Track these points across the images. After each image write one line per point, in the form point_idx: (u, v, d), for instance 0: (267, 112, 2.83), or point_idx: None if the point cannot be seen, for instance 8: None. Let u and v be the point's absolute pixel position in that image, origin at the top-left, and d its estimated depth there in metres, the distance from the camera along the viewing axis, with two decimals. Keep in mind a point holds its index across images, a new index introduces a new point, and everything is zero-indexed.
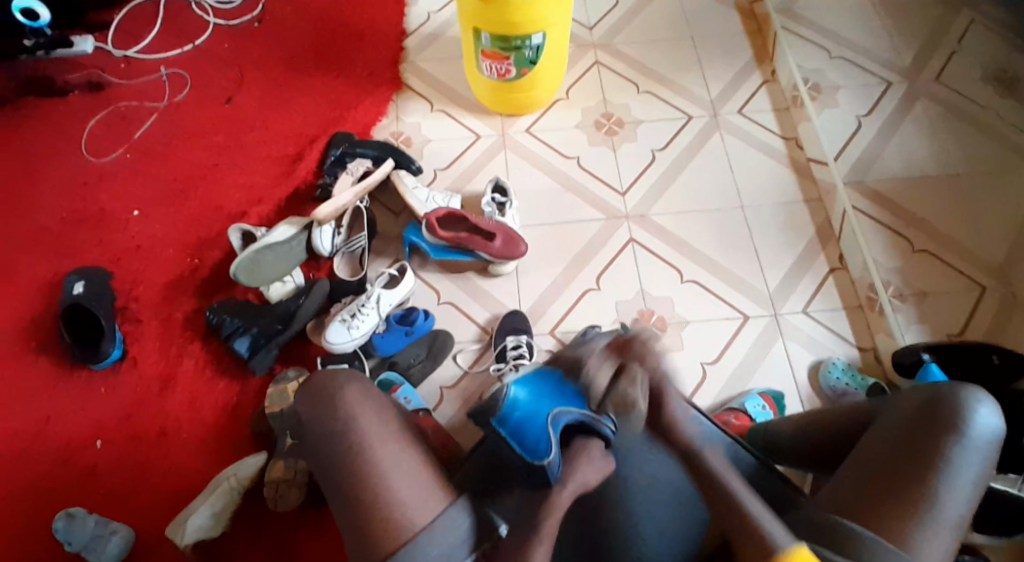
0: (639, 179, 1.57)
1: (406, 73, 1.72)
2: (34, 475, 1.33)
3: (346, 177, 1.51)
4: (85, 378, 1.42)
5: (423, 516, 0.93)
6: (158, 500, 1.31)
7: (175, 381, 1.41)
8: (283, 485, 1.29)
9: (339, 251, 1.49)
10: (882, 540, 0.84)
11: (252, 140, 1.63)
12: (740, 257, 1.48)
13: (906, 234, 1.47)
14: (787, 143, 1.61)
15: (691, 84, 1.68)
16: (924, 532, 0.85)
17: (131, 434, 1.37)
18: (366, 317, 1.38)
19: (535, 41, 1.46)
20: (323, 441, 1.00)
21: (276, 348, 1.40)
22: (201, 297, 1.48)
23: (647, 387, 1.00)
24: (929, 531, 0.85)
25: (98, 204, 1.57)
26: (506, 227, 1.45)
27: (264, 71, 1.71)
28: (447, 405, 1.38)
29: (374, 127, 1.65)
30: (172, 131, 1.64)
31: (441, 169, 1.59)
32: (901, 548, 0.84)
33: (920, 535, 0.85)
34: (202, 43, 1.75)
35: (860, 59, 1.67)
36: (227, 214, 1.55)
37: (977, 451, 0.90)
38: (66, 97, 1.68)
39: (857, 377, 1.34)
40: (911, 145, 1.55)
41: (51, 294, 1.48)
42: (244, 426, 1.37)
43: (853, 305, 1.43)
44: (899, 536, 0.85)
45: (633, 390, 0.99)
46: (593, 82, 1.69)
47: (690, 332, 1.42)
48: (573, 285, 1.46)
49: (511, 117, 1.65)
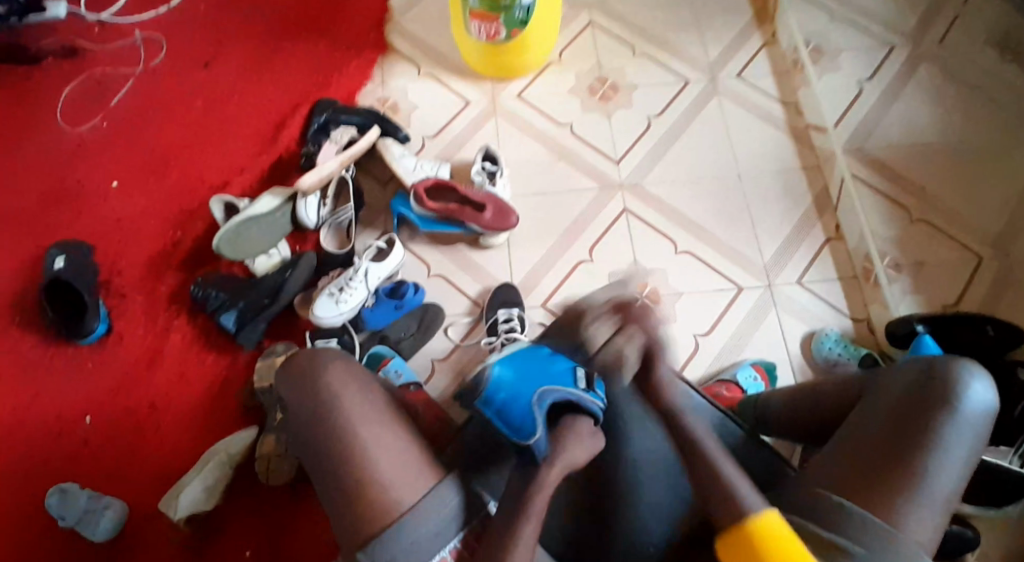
0: (633, 147, 1.52)
1: (392, 35, 1.65)
2: (23, 453, 1.32)
3: (330, 145, 1.47)
4: (70, 355, 1.39)
5: (412, 496, 0.92)
6: (150, 476, 1.31)
7: (162, 358, 1.39)
8: (275, 460, 1.28)
9: (325, 222, 1.45)
10: (872, 516, 0.83)
11: (234, 106, 1.57)
12: (736, 228, 1.45)
13: (904, 203, 1.44)
14: (785, 109, 1.56)
15: (689, 47, 1.62)
16: (914, 508, 0.84)
17: (119, 411, 1.35)
18: (354, 291, 1.35)
19: (525, 0, 1.40)
20: (309, 427, 0.99)
21: (263, 322, 1.38)
22: (185, 271, 1.45)
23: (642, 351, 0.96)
24: (919, 507, 0.84)
25: (76, 175, 1.52)
26: (496, 198, 1.41)
27: (245, 33, 1.64)
28: (439, 378, 1.37)
29: (360, 92, 1.59)
30: (150, 97, 1.59)
31: (430, 137, 1.54)
32: (890, 524, 0.83)
33: (910, 510, 0.84)
34: (179, 4, 1.67)
35: (863, 21, 1.61)
36: (210, 184, 1.51)
37: (969, 428, 0.88)
38: (39, 64, 1.61)
39: (850, 348, 1.33)
40: (914, 112, 1.51)
41: (32, 269, 1.45)
42: (233, 401, 1.36)
43: (849, 276, 1.42)
44: (888, 511, 0.84)
45: (626, 351, 0.96)
46: (587, 44, 1.63)
47: (683, 304, 1.39)
48: (565, 257, 1.44)
49: (502, 82, 1.60)
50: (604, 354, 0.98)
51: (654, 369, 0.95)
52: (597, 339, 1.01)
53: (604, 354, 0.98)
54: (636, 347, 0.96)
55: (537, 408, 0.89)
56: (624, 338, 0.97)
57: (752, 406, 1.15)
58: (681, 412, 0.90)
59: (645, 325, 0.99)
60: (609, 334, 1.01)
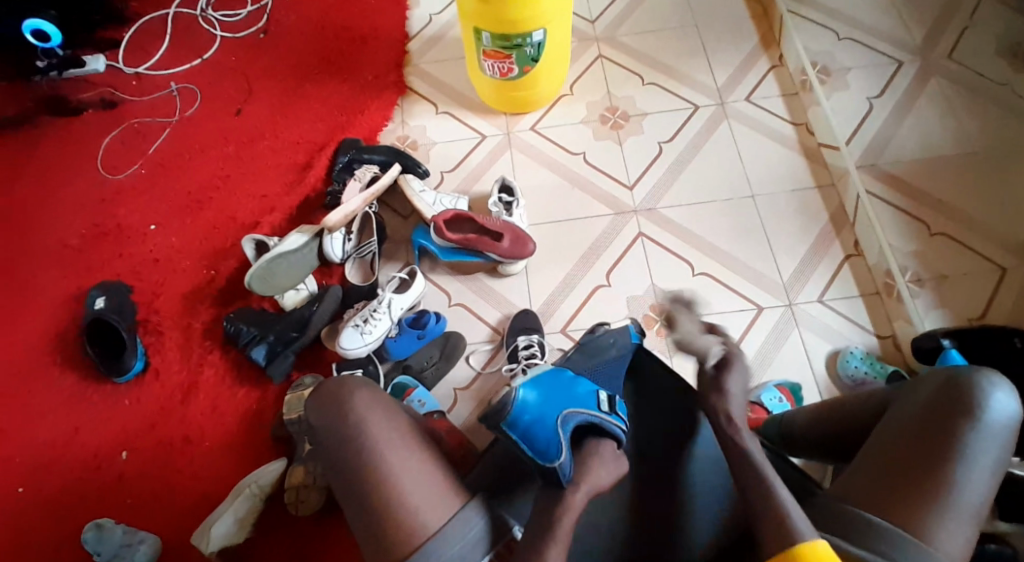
0: (647, 172, 1.55)
1: (410, 77, 1.72)
2: (63, 487, 1.37)
3: (354, 183, 1.52)
4: (109, 391, 1.45)
5: (438, 520, 0.94)
6: (186, 508, 1.34)
7: (196, 391, 1.44)
8: (303, 490, 1.31)
9: (350, 257, 1.50)
10: (903, 530, 0.83)
11: (263, 150, 1.65)
12: (754, 249, 1.46)
13: (922, 216, 1.43)
14: (797, 129, 1.58)
15: (696, 73, 1.66)
16: (944, 521, 0.83)
17: (155, 445, 1.40)
18: (379, 321, 1.39)
19: (537, 38, 1.45)
20: (340, 452, 1.01)
21: (293, 353, 1.43)
22: (217, 307, 1.51)
23: (722, 351, 1.00)
24: (951, 520, 0.83)
25: (116, 220, 1.60)
26: (513, 227, 1.45)
27: (272, 81, 1.72)
28: (462, 406, 1.39)
29: (381, 132, 1.66)
30: (184, 144, 1.67)
31: (448, 172, 1.60)
32: (922, 537, 0.82)
33: (941, 524, 0.83)
34: (210, 56, 1.77)
35: (870, 40, 1.63)
36: (240, 224, 1.58)
37: (993, 437, 0.88)
38: (80, 116, 1.72)
39: (877, 366, 1.32)
40: (925, 125, 1.51)
41: (74, 310, 1.52)
42: (264, 434, 1.40)
43: (870, 292, 1.41)
44: (921, 523, 0.83)
45: (712, 348, 1.00)
46: (597, 76, 1.68)
47: (703, 324, 1.40)
48: (583, 282, 1.46)
49: (515, 115, 1.65)
50: (692, 345, 1.03)
51: (728, 372, 0.98)
52: (685, 327, 1.05)
53: (691, 346, 1.03)
54: (719, 346, 1.00)
55: (561, 431, 0.92)
56: (707, 331, 1.04)
57: (778, 426, 1.15)
58: (741, 437, 0.93)
59: (730, 336, 1.02)
60: (696, 330, 1.04)
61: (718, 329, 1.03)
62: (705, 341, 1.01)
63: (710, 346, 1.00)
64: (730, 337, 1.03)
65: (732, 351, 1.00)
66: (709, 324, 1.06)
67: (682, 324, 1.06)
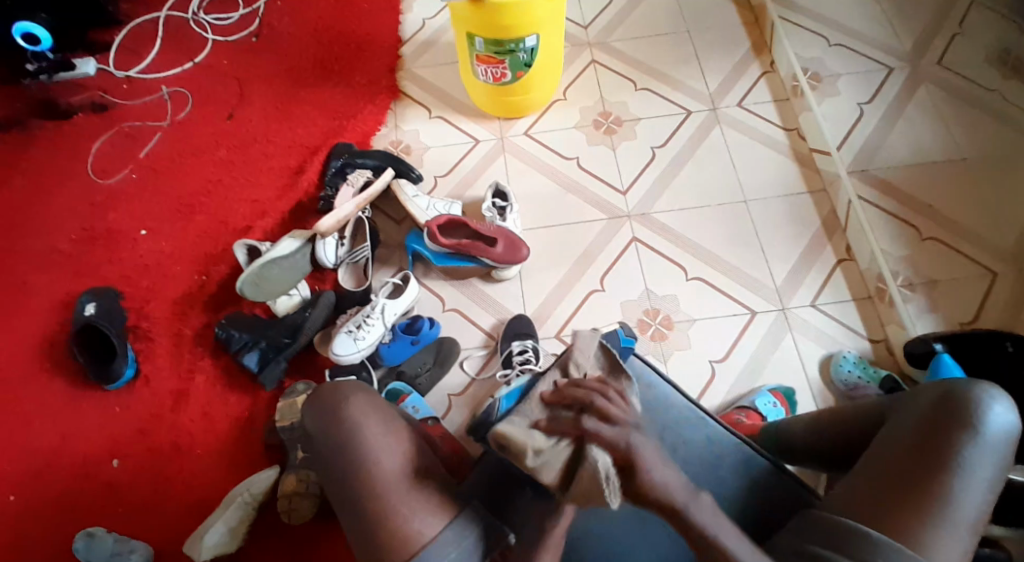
0: (640, 177, 1.56)
1: (404, 81, 1.72)
2: (52, 496, 1.35)
3: (347, 188, 1.52)
4: (99, 398, 1.44)
5: (434, 527, 0.94)
6: (177, 516, 1.33)
7: (188, 398, 1.43)
8: (296, 498, 1.30)
9: (343, 262, 1.50)
10: (897, 542, 0.83)
11: (255, 155, 1.64)
12: (747, 255, 1.47)
13: (914, 222, 1.44)
14: (788, 134, 1.59)
15: (688, 79, 1.66)
16: (939, 533, 0.84)
17: (146, 452, 1.39)
18: (372, 327, 1.39)
19: (529, 43, 1.46)
20: (338, 460, 0.99)
21: (285, 360, 1.42)
22: (209, 313, 1.50)
23: (614, 455, 0.82)
24: (947, 531, 0.84)
25: (106, 224, 1.59)
26: (507, 232, 1.44)
27: (264, 86, 1.72)
28: (456, 412, 1.39)
29: (374, 136, 1.65)
30: (175, 148, 1.66)
31: (441, 176, 1.59)
32: (916, 548, 0.83)
33: (937, 535, 0.84)
34: (202, 60, 1.76)
35: (860, 46, 1.64)
36: (233, 229, 1.57)
37: (990, 450, 0.88)
38: (69, 119, 1.70)
39: (869, 370, 1.33)
40: (916, 131, 1.52)
41: (64, 316, 1.51)
42: (257, 440, 1.39)
43: (863, 296, 1.42)
44: (915, 535, 0.84)
45: (599, 461, 0.81)
46: (590, 81, 1.68)
47: (697, 329, 1.41)
48: (577, 287, 1.46)
49: (509, 120, 1.65)
50: (566, 474, 0.83)
51: (636, 474, 0.82)
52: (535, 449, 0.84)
53: (565, 476, 0.83)
54: (608, 457, 0.82)
55: None
56: (588, 441, 0.83)
57: (773, 433, 1.15)
58: (687, 505, 0.83)
59: (606, 428, 0.83)
60: (563, 444, 0.84)
61: (589, 432, 0.83)
62: (585, 466, 0.82)
63: (601, 460, 0.82)
64: (612, 424, 0.83)
65: (626, 450, 0.82)
66: (566, 425, 0.85)
67: (538, 445, 0.85)
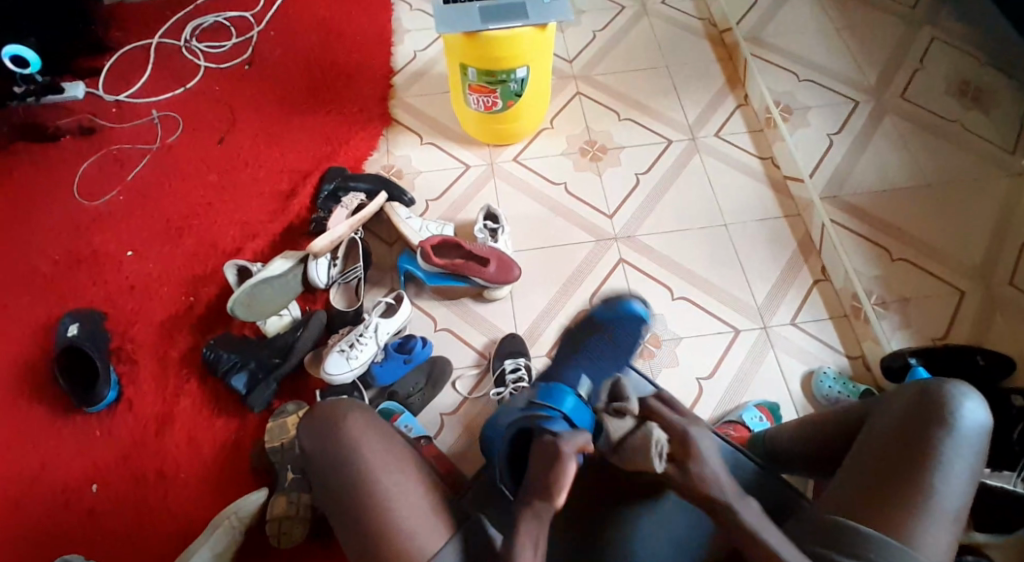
0: (626, 202, 1.62)
1: (395, 109, 1.76)
2: (27, 523, 1.30)
3: (341, 210, 1.52)
4: (79, 421, 1.40)
5: (434, 544, 0.92)
6: (159, 541, 1.29)
7: (173, 420, 1.40)
8: (286, 522, 1.27)
9: (335, 282, 1.50)
10: (887, 537, 0.86)
11: (245, 178, 1.65)
12: (729, 276, 1.52)
13: (885, 244, 1.52)
14: (762, 162, 1.68)
15: (668, 110, 1.75)
16: (924, 526, 0.87)
17: (127, 476, 1.35)
18: (364, 346, 1.38)
19: (520, 74, 1.52)
20: (334, 477, 0.98)
21: (275, 382, 1.40)
22: (196, 334, 1.48)
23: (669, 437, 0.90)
24: (930, 523, 0.87)
25: (91, 247, 1.57)
26: (499, 252, 1.47)
27: (256, 112, 1.74)
28: (447, 432, 1.39)
29: (366, 161, 1.68)
30: (163, 172, 1.66)
31: (432, 200, 1.62)
32: (905, 542, 0.86)
33: (922, 527, 0.87)
34: (193, 86, 1.78)
35: (826, 80, 1.75)
36: (221, 251, 1.56)
37: (966, 444, 0.92)
38: (56, 143, 1.69)
39: (848, 385, 1.38)
40: (882, 160, 1.62)
41: (45, 338, 1.47)
42: (242, 464, 1.36)
43: (839, 315, 1.48)
44: (903, 529, 0.87)
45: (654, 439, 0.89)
46: (576, 111, 1.75)
47: (684, 347, 1.45)
48: (567, 307, 1.49)
49: (499, 147, 1.70)
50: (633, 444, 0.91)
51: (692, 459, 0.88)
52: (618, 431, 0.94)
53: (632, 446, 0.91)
54: (664, 434, 0.90)
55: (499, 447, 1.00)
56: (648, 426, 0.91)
57: (763, 443, 1.18)
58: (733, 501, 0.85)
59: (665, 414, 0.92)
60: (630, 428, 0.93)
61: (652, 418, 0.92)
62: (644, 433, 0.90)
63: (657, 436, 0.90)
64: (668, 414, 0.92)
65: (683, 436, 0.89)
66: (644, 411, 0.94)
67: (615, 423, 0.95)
